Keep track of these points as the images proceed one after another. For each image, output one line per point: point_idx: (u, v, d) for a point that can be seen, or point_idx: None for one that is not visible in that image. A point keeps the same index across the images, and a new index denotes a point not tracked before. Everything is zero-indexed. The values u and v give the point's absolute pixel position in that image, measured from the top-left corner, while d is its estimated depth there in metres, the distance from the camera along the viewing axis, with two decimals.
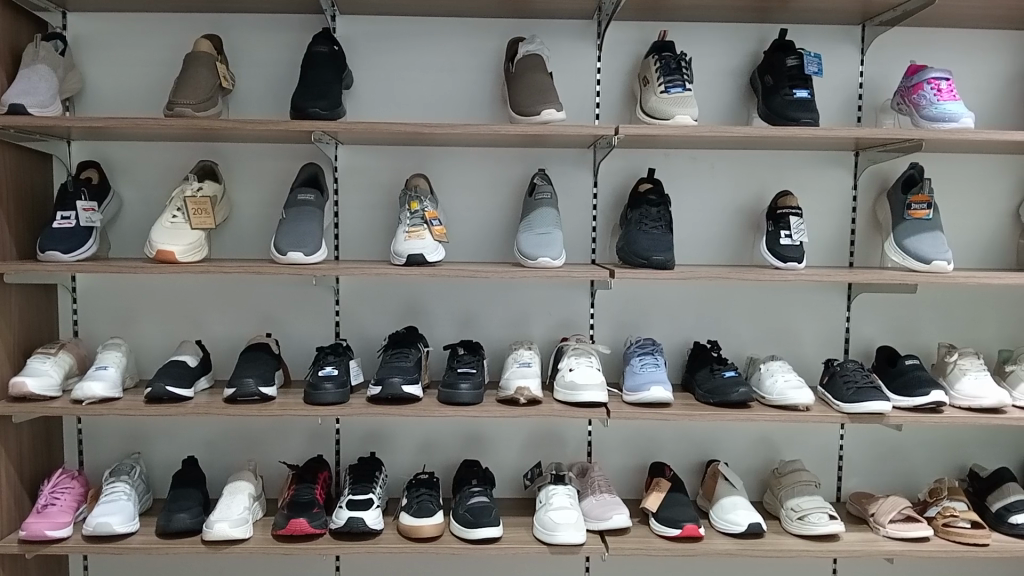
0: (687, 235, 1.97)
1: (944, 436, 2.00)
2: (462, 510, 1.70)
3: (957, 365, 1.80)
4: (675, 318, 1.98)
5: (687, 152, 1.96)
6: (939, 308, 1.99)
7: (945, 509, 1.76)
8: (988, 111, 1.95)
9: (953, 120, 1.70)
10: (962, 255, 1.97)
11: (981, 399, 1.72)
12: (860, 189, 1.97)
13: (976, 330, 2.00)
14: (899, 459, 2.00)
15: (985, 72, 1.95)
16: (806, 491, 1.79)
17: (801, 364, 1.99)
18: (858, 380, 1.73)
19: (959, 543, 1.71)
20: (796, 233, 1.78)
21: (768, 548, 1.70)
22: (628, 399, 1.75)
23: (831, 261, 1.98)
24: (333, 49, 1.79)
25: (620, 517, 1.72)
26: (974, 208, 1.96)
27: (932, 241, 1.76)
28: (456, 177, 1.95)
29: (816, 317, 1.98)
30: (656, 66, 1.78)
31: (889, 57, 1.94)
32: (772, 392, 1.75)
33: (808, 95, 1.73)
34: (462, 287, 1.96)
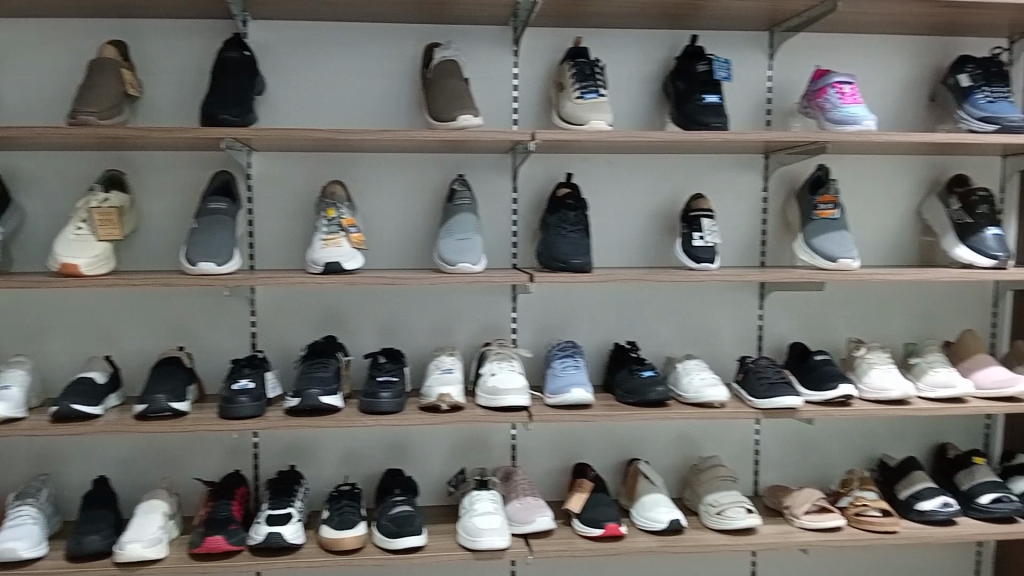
0: (605, 239, 1.99)
1: (855, 429, 2.07)
2: (385, 519, 1.69)
3: (865, 359, 1.86)
4: (595, 321, 2.00)
5: (603, 157, 1.98)
6: (848, 306, 2.06)
7: (856, 499, 1.83)
8: (890, 115, 2.03)
9: (857, 123, 1.76)
10: (868, 253, 2.04)
11: (887, 391, 1.79)
12: (769, 191, 2.03)
13: (883, 326, 2.07)
14: (813, 452, 2.06)
15: (887, 77, 2.02)
16: (724, 486, 1.83)
17: (717, 363, 2.04)
18: (771, 376, 1.78)
19: (871, 532, 1.77)
20: (709, 235, 1.82)
21: (687, 544, 1.74)
22: (551, 402, 1.76)
23: (743, 262, 2.03)
24: (245, 54, 1.76)
25: (543, 520, 1.74)
26: (878, 207, 2.04)
27: (839, 240, 1.82)
28: (374, 184, 1.93)
29: (731, 316, 2.03)
30: (571, 73, 1.80)
31: (795, 61, 2.00)
32: (689, 391, 1.78)
33: (718, 99, 1.78)
34: (381, 295, 1.94)
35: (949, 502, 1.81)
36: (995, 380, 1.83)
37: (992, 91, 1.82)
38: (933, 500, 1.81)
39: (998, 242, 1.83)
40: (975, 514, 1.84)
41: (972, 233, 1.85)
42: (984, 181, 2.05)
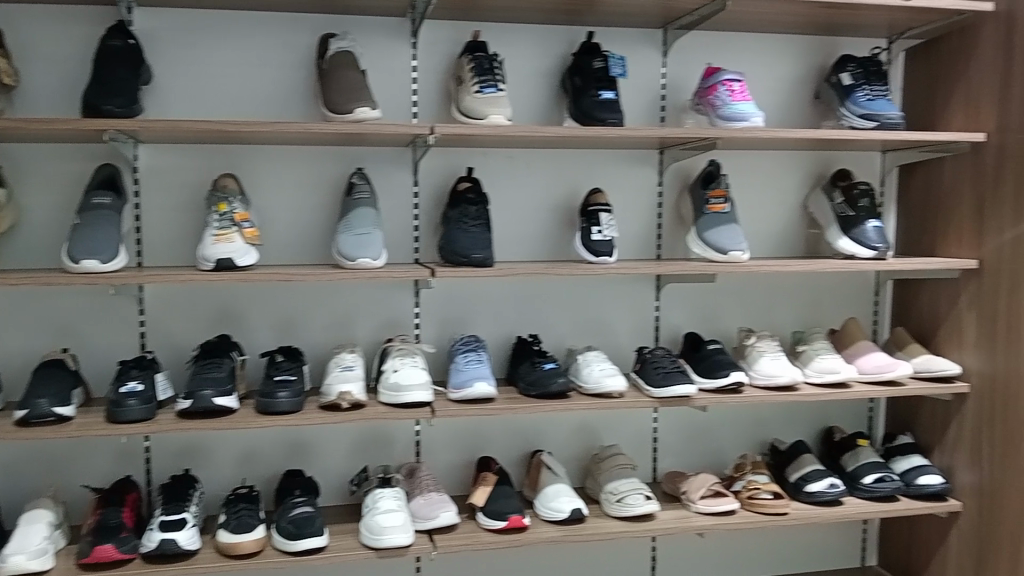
0: (506, 232, 2.00)
1: (748, 415, 2.14)
2: (285, 521, 1.66)
3: (755, 347, 1.93)
4: (497, 314, 2.01)
5: (503, 151, 1.99)
6: (740, 296, 2.13)
7: (749, 483, 1.90)
8: (779, 111, 2.10)
9: (745, 120, 1.82)
10: (758, 245, 2.11)
11: (776, 377, 1.86)
12: (664, 185, 2.07)
13: (773, 315, 2.15)
14: (709, 438, 2.13)
15: (775, 75, 2.09)
16: (623, 474, 1.87)
17: (617, 354, 2.08)
18: (666, 365, 1.83)
19: (762, 514, 1.85)
20: (607, 228, 1.84)
21: (589, 532, 1.77)
22: (453, 396, 1.75)
23: (641, 254, 2.07)
24: (130, 42, 1.68)
25: (447, 515, 1.74)
26: (767, 201, 2.11)
27: (730, 233, 1.88)
28: (269, 178, 1.89)
29: (629, 308, 2.07)
30: (469, 66, 1.80)
31: (688, 59, 2.05)
32: (589, 382, 1.81)
33: (613, 96, 1.81)
34: (279, 291, 1.90)
35: (835, 483, 1.90)
36: (876, 364, 1.92)
37: (872, 90, 1.92)
38: (821, 482, 1.90)
39: (878, 235, 1.93)
40: (860, 493, 1.93)
41: (854, 226, 1.94)
42: (864, 175, 2.15)
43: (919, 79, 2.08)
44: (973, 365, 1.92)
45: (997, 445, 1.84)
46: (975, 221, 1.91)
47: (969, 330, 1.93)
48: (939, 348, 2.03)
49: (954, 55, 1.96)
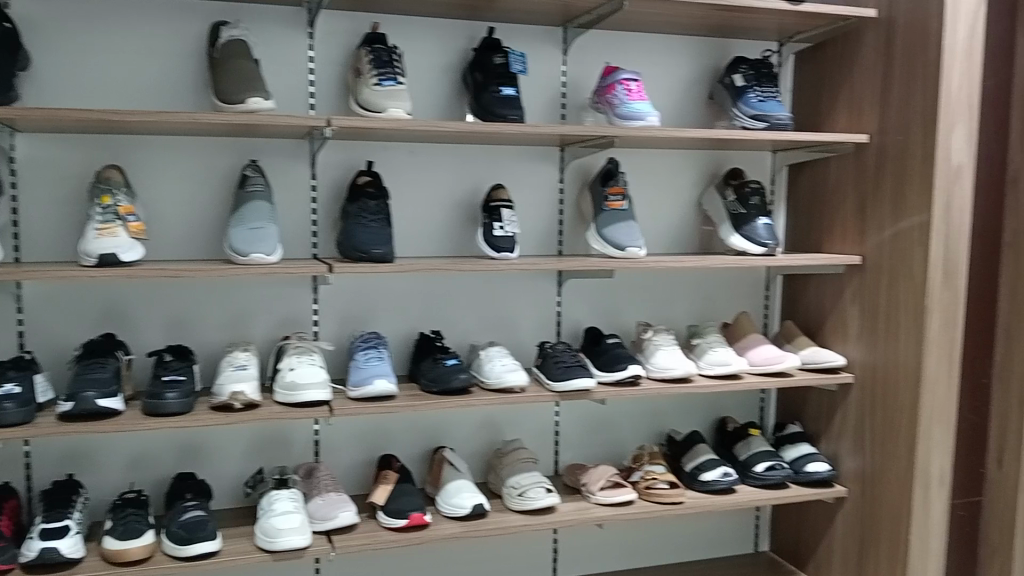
0: (407, 227, 1.98)
1: (646, 408, 2.19)
2: (175, 526, 1.60)
3: (652, 341, 1.97)
4: (398, 310, 1.99)
5: (403, 145, 1.97)
6: (638, 291, 2.17)
7: (646, 473, 1.95)
8: (675, 110, 2.15)
9: (641, 119, 1.85)
10: (655, 242, 2.16)
11: (671, 370, 1.90)
12: (565, 182, 2.10)
13: (669, 309, 2.21)
14: (609, 431, 2.16)
15: (671, 75, 2.13)
16: (525, 468, 1.89)
17: (518, 349, 2.08)
18: (566, 360, 1.85)
19: (659, 503, 1.89)
20: (508, 224, 1.85)
21: (489, 527, 1.77)
22: (352, 394, 1.73)
23: (542, 250, 2.09)
24: (5, 26, 1.59)
25: (346, 515, 1.71)
26: (664, 198, 2.16)
27: (628, 229, 1.92)
28: (158, 170, 1.82)
29: (530, 303, 2.08)
30: (367, 58, 1.78)
31: (587, 57, 2.07)
32: (490, 377, 1.81)
33: (514, 92, 1.82)
34: (170, 288, 1.83)
35: (729, 472, 1.96)
36: (765, 357, 1.99)
37: (762, 91, 1.98)
38: (714, 471, 1.95)
39: (767, 232, 2.00)
40: (752, 481, 1.99)
41: (746, 222, 2.00)
42: (756, 174, 2.23)
43: (806, 82, 2.17)
44: (856, 356, 2.01)
45: (878, 432, 1.93)
46: (858, 219, 1.99)
47: (853, 323, 2.02)
48: (825, 340, 2.12)
49: (839, 59, 2.04)
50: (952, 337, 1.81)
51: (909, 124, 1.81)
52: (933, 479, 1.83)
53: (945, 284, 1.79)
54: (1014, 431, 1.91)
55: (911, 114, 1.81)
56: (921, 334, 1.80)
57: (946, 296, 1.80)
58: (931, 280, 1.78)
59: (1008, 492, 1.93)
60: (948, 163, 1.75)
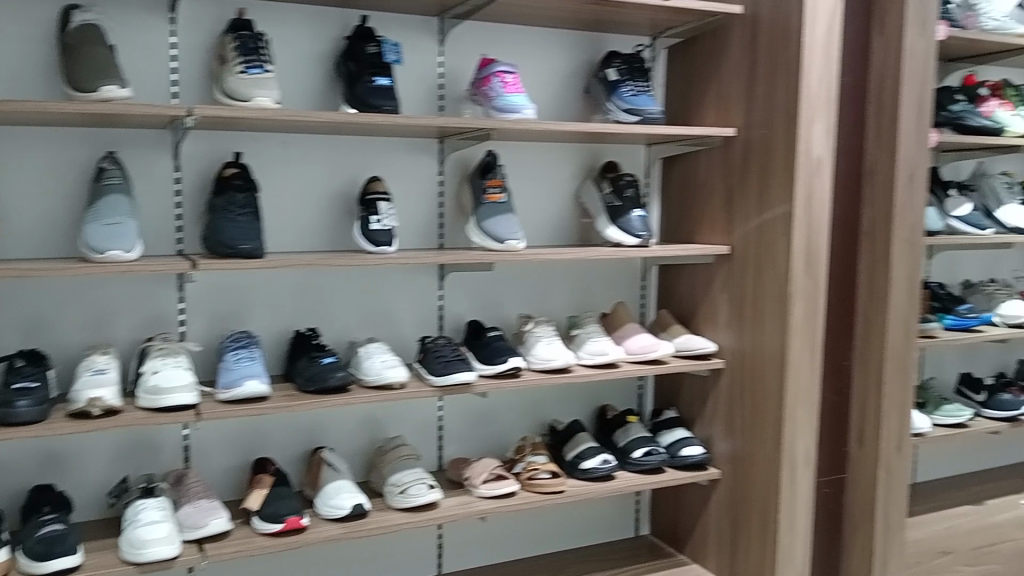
0: (279, 221, 1.92)
1: (529, 399, 2.20)
2: (30, 542, 1.49)
3: (532, 333, 1.97)
4: (271, 308, 1.92)
5: (274, 136, 1.90)
6: (517, 284, 2.17)
7: (529, 464, 1.95)
8: (553, 103, 2.15)
9: (518, 112, 1.84)
10: (535, 234, 2.17)
11: (552, 361, 1.91)
12: (444, 175, 2.07)
13: (549, 301, 2.22)
14: (491, 423, 2.16)
15: (547, 68, 2.14)
16: (406, 465, 1.86)
17: (398, 344, 2.05)
18: (447, 354, 1.82)
19: (541, 493, 1.90)
20: (385, 218, 1.81)
21: (370, 527, 1.74)
22: (222, 396, 1.65)
23: (422, 244, 2.06)
24: None
25: (218, 521, 1.64)
26: (542, 190, 2.16)
27: (505, 222, 1.90)
28: (5, 162, 1.69)
29: (410, 297, 2.05)
30: (233, 45, 1.70)
31: (465, 49, 2.04)
32: (369, 374, 1.77)
33: (388, 83, 1.78)
34: (21, 289, 1.70)
35: (608, 459, 1.99)
36: (642, 345, 2.02)
37: (635, 86, 2.01)
38: (595, 459, 1.97)
39: (642, 223, 2.03)
40: (630, 467, 2.03)
41: (621, 214, 2.03)
42: (631, 167, 2.26)
43: (678, 77, 2.22)
44: (726, 343, 2.08)
45: (748, 415, 2.00)
46: (726, 211, 2.06)
47: (722, 311, 2.08)
48: (698, 327, 2.18)
49: (708, 55, 2.10)
50: (814, 324, 1.90)
51: (772, 119, 1.88)
52: (799, 459, 1.92)
53: (806, 272, 1.87)
54: (872, 411, 2.02)
55: (774, 109, 1.88)
56: (786, 321, 1.87)
57: (807, 285, 1.88)
58: (794, 268, 1.85)
59: (868, 469, 2.04)
60: (808, 157, 1.83)
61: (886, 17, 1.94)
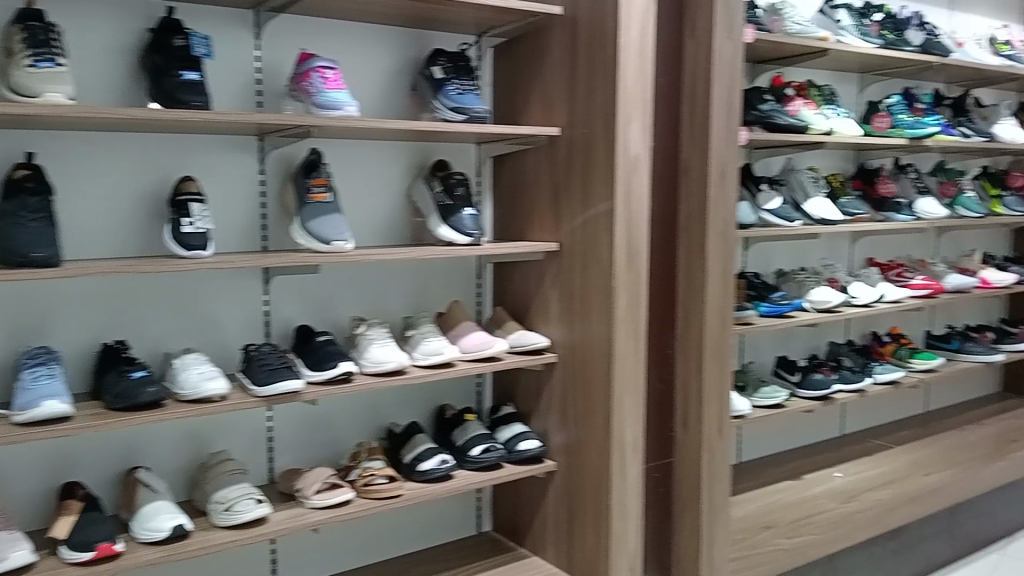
0: (83, 226, 1.78)
1: (364, 403, 2.15)
2: None
3: (365, 336, 1.92)
4: (77, 319, 1.78)
5: (74, 135, 1.76)
6: (349, 285, 2.12)
7: (364, 470, 1.90)
8: (379, 101, 2.11)
9: (339, 108, 1.79)
10: (365, 234, 2.12)
11: (385, 364, 1.87)
12: (266, 174, 1.99)
13: (383, 302, 2.18)
14: (326, 430, 2.09)
15: (372, 65, 2.09)
16: (232, 480, 1.78)
17: (222, 353, 1.95)
18: (272, 362, 1.75)
19: (377, 499, 1.86)
20: (198, 220, 1.71)
21: (193, 547, 1.65)
22: (17, 419, 1.51)
23: (244, 246, 1.97)
24: None
25: (19, 555, 1.51)
26: (371, 189, 2.12)
27: (332, 222, 1.84)
28: None
29: (233, 303, 1.96)
30: (19, 36, 1.56)
31: (284, 43, 1.97)
32: (186, 387, 1.67)
33: (198, 77, 1.69)
34: None
35: (446, 459, 1.97)
36: (475, 343, 2.01)
37: (461, 84, 2.00)
38: (432, 460, 1.95)
39: (473, 222, 2.02)
40: (468, 466, 2.02)
41: (453, 213, 2.01)
42: (462, 165, 2.25)
43: (504, 75, 2.23)
44: (558, 337, 2.11)
45: (579, 407, 2.04)
46: (554, 208, 2.09)
47: (553, 306, 2.12)
48: (532, 323, 2.20)
49: (532, 53, 2.12)
50: (637, 315, 1.96)
51: (592, 117, 1.92)
52: (627, 446, 1.97)
53: (629, 265, 1.93)
54: (694, 397, 2.11)
55: (594, 107, 1.92)
56: (611, 313, 1.92)
57: (630, 277, 1.93)
58: (616, 262, 1.90)
59: (692, 452, 2.13)
60: (627, 153, 1.88)
61: (696, 20, 2.03)
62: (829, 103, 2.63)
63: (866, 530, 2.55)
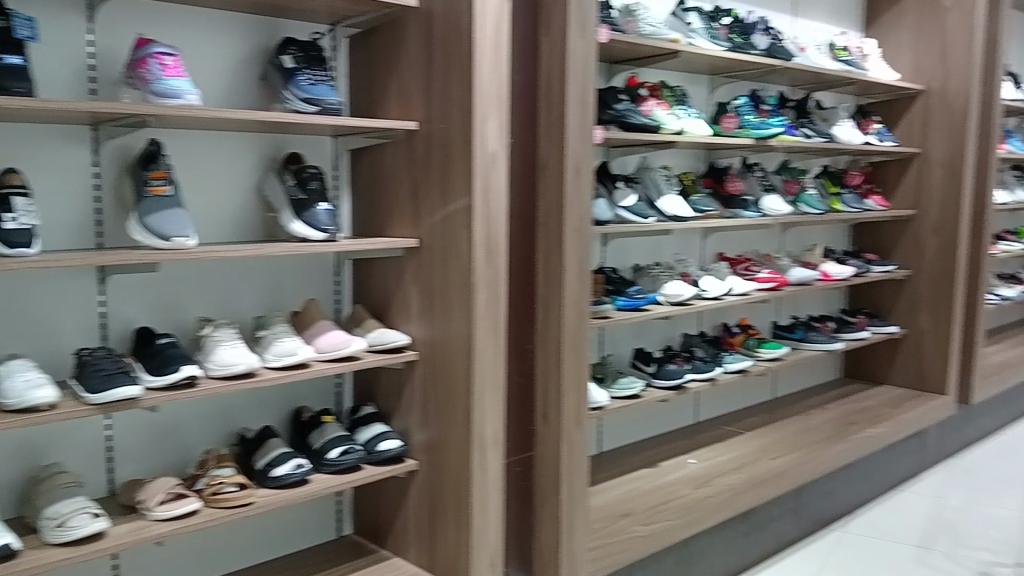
0: None
1: (214, 407, 2.06)
2: None
3: (211, 337, 1.84)
4: None
5: None
6: (197, 284, 2.02)
7: (212, 478, 1.82)
8: (227, 91, 2.02)
9: (179, 97, 1.70)
10: (212, 230, 2.02)
11: (233, 366, 1.79)
12: (101, 165, 1.87)
13: (234, 301, 2.09)
14: (172, 437, 1.99)
15: (219, 53, 2.00)
16: (66, 494, 1.66)
17: (53, 358, 1.82)
18: (107, 367, 1.64)
19: (226, 508, 1.78)
20: (21, 215, 1.58)
21: (21, 567, 1.52)
22: None
23: (77, 243, 1.84)
24: None
25: None
26: (219, 183, 2.03)
27: (174, 218, 1.74)
28: None
29: (66, 304, 1.83)
30: None
31: (121, 28, 1.85)
32: (9, 396, 1.54)
33: (20, 61, 1.56)
34: None
35: (301, 463, 1.91)
36: (332, 343, 1.96)
37: (313, 74, 1.94)
38: (286, 465, 1.88)
39: (328, 217, 1.96)
40: (325, 469, 1.96)
41: (306, 208, 1.95)
42: (317, 159, 2.19)
43: (360, 68, 2.18)
44: (418, 334, 2.08)
45: (439, 404, 2.03)
46: (412, 204, 2.07)
47: (413, 303, 2.09)
48: (391, 320, 2.17)
49: (388, 46, 2.09)
50: (497, 311, 1.96)
51: (450, 112, 1.91)
52: (488, 442, 1.97)
53: (488, 261, 1.92)
54: (554, 390, 2.13)
55: (451, 102, 1.90)
56: (470, 310, 1.91)
57: (489, 273, 1.93)
58: (475, 258, 1.90)
59: (552, 445, 2.15)
60: (484, 149, 1.88)
61: (551, 18, 2.05)
62: (681, 104, 2.73)
63: (724, 516, 2.63)
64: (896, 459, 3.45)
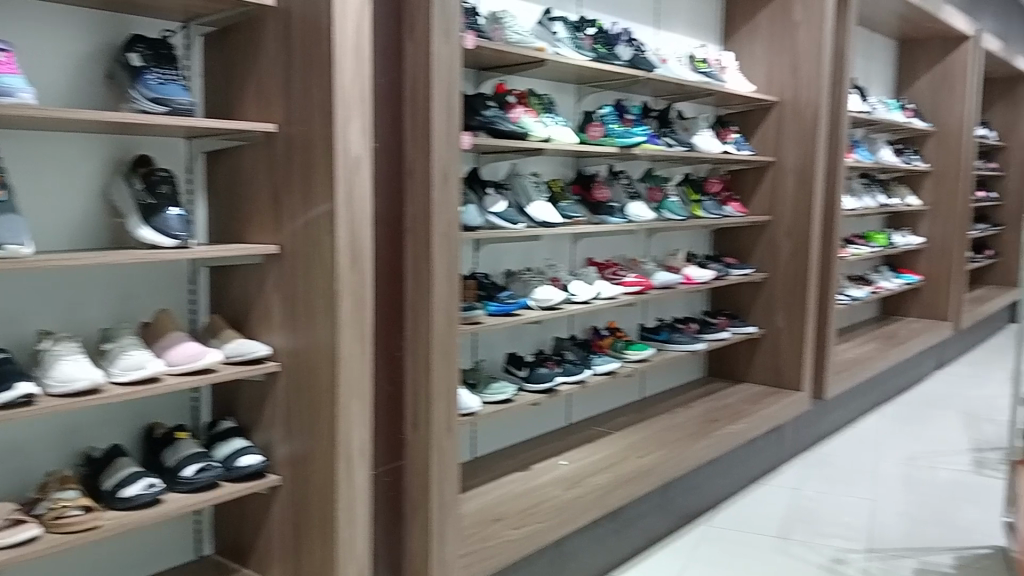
0: None
1: (58, 426, 1.93)
2: None
3: (51, 351, 1.72)
4: None
5: None
6: (38, 295, 1.89)
7: (55, 502, 1.70)
8: (70, 90, 1.90)
9: (12, 95, 1.57)
10: (54, 237, 1.90)
11: (75, 382, 1.68)
12: None
13: (79, 312, 1.96)
14: (10, 460, 1.85)
15: (61, 49, 1.88)
16: None
17: None
18: None
19: (70, 533, 1.67)
20: None
21: None
22: None
23: None
24: None
25: None
26: (61, 186, 1.91)
27: (8, 224, 1.62)
28: None
29: None
30: None
31: None
32: None
33: None
34: None
35: (154, 482, 1.82)
36: (185, 355, 1.88)
37: (162, 73, 1.85)
38: (137, 485, 1.79)
39: (180, 223, 1.87)
40: (180, 487, 1.87)
41: (155, 213, 1.86)
42: (169, 162, 2.09)
43: (217, 69, 2.11)
44: (280, 344, 2.03)
45: (303, 414, 1.98)
46: (272, 209, 2.01)
47: (275, 312, 2.03)
48: (251, 330, 2.10)
49: (245, 46, 2.02)
50: (362, 318, 1.93)
51: (310, 115, 1.87)
52: (355, 452, 1.94)
53: (352, 268, 1.89)
54: (423, 397, 2.12)
55: (312, 105, 1.86)
56: (335, 317, 1.88)
57: (353, 279, 1.90)
58: (338, 264, 1.86)
59: (422, 452, 2.14)
60: (347, 153, 1.84)
61: (415, 22, 2.04)
62: (547, 112, 2.77)
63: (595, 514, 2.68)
64: (756, 453, 3.61)
